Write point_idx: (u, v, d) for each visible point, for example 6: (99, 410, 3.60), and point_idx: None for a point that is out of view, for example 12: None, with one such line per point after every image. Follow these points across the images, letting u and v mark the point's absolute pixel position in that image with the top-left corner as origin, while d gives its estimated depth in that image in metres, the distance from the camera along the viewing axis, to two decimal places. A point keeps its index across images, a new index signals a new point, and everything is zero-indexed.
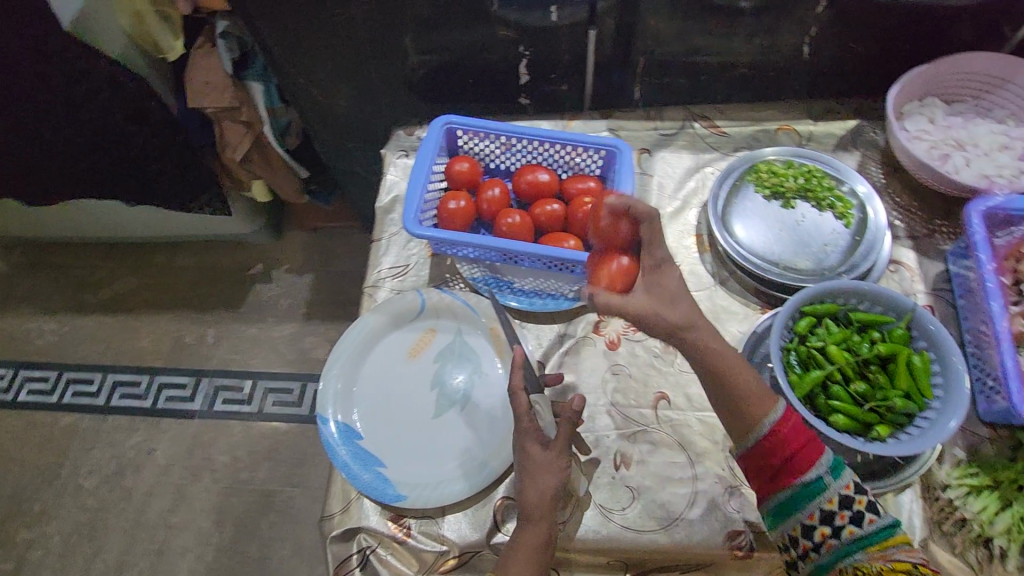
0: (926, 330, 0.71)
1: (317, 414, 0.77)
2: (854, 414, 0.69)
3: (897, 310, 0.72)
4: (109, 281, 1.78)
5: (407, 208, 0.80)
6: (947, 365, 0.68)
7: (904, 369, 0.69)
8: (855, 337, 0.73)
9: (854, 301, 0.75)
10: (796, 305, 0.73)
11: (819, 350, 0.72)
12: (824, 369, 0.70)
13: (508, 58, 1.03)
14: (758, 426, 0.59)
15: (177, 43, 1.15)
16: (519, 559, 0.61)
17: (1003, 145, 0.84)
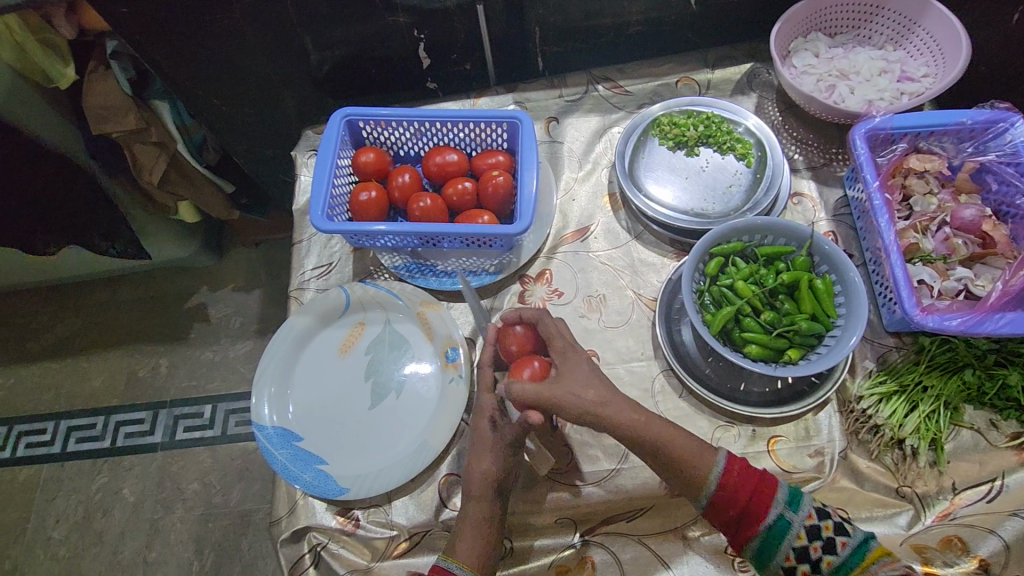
0: (826, 254, 0.74)
1: (253, 423, 0.77)
2: (767, 343, 0.72)
3: (798, 238, 0.75)
4: (48, 326, 1.72)
5: (314, 204, 0.79)
6: (847, 284, 0.72)
7: (808, 294, 0.72)
8: (762, 270, 0.76)
9: (759, 237, 0.77)
10: (703, 248, 0.75)
11: (729, 287, 0.75)
12: (735, 304, 0.73)
13: (407, 43, 1.02)
14: (705, 483, 0.61)
15: (67, 70, 1.11)
16: (466, 534, 0.66)
17: (882, 69, 0.87)
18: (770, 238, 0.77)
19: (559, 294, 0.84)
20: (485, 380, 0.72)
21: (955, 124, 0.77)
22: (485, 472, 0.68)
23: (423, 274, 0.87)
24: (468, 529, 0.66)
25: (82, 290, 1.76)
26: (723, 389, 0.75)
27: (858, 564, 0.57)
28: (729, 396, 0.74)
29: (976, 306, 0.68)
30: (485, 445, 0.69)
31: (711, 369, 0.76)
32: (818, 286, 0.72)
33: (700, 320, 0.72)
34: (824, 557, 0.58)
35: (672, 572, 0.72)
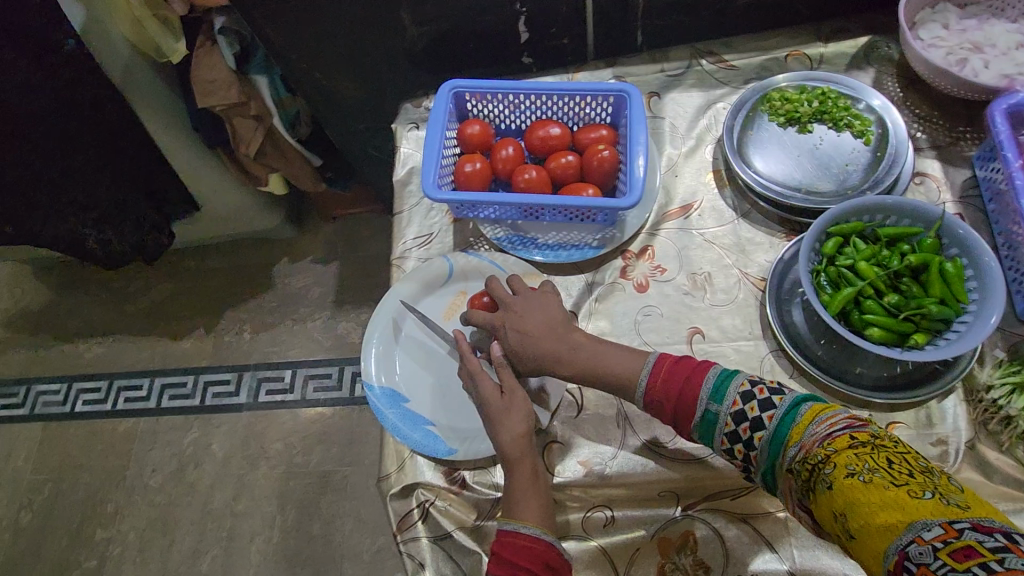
0: (958, 237, 0.71)
1: (363, 382, 0.81)
2: (890, 327, 0.69)
3: (926, 219, 0.72)
4: (144, 290, 1.84)
5: (425, 173, 0.81)
6: (981, 268, 0.68)
7: (938, 277, 0.69)
8: (885, 252, 0.73)
9: (881, 217, 0.74)
10: (822, 226, 0.73)
11: (849, 268, 0.72)
12: (857, 285, 0.71)
13: (506, 17, 1.02)
14: (638, 385, 0.68)
15: (178, 44, 1.16)
16: (523, 499, 0.66)
17: (1021, 43, 0.82)
18: (893, 219, 0.74)
19: (662, 270, 0.83)
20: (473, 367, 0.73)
21: None
22: (515, 433, 0.69)
23: (524, 246, 0.88)
24: (526, 492, 0.67)
25: (174, 258, 1.86)
26: (838, 372, 0.73)
27: (787, 433, 0.59)
28: (844, 379, 0.72)
29: None
30: (504, 411, 0.70)
31: (824, 351, 0.74)
32: (948, 269, 0.69)
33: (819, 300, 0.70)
34: (754, 434, 0.61)
35: (777, 554, 0.71)
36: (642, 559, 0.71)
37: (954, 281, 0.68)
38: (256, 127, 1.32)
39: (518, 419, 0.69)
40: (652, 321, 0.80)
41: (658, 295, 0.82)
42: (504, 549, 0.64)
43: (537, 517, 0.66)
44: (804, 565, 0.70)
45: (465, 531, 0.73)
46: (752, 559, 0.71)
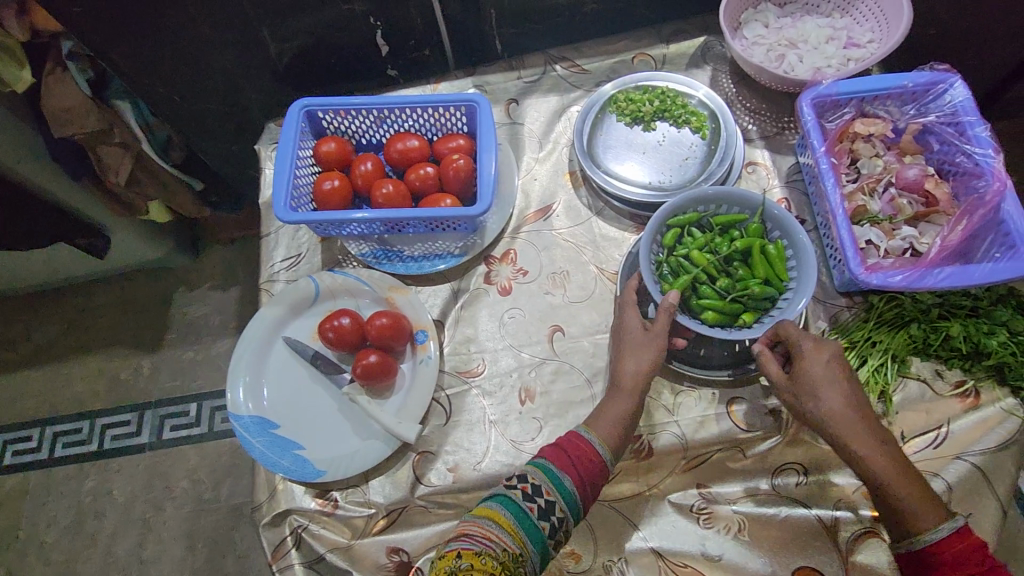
0: (778, 221, 0.76)
1: (230, 414, 0.78)
2: (722, 309, 0.74)
3: (751, 207, 0.77)
4: (26, 334, 1.71)
5: (277, 195, 0.80)
6: (797, 248, 0.74)
7: (761, 260, 0.75)
8: (717, 239, 0.78)
9: (714, 207, 0.79)
10: (662, 219, 0.76)
11: (686, 256, 0.77)
12: (691, 272, 0.75)
13: (363, 32, 1.03)
14: (922, 535, 0.59)
15: (24, 73, 1.08)
16: (603, 419, 0.69)
17: (829, 37, 0.89)
18: (725, 208, 0.79)
19: (524, 272, 0.86)
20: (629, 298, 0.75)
21: (898, 87, 0.78)
22: (639, 368, 0.70)
23: (390, 260, 0.88)
24: (610, 416, 0.69)
25: (57, 297, 1.74)
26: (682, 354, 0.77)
27: None
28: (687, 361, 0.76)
29: (918, 263, 0.71)
30: (641, 345, 0.71)
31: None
32: (770, 252, 0.74)
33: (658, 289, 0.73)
34: None
35: (641, 532, 0.74)
36: None
37: (775, 262, 0.74)
38: (124, 154, 1.25)
39: (646, 358, 0.70)
40: (516, 322, 0.83)
41: (521, 296, 0.85)
42: (569, 444, 0.67)
43: (610, 440, 0.68)
44: (665, 541, 0.74)
45: (339, 553, 0.73)
46: (619, 541, 0.74)
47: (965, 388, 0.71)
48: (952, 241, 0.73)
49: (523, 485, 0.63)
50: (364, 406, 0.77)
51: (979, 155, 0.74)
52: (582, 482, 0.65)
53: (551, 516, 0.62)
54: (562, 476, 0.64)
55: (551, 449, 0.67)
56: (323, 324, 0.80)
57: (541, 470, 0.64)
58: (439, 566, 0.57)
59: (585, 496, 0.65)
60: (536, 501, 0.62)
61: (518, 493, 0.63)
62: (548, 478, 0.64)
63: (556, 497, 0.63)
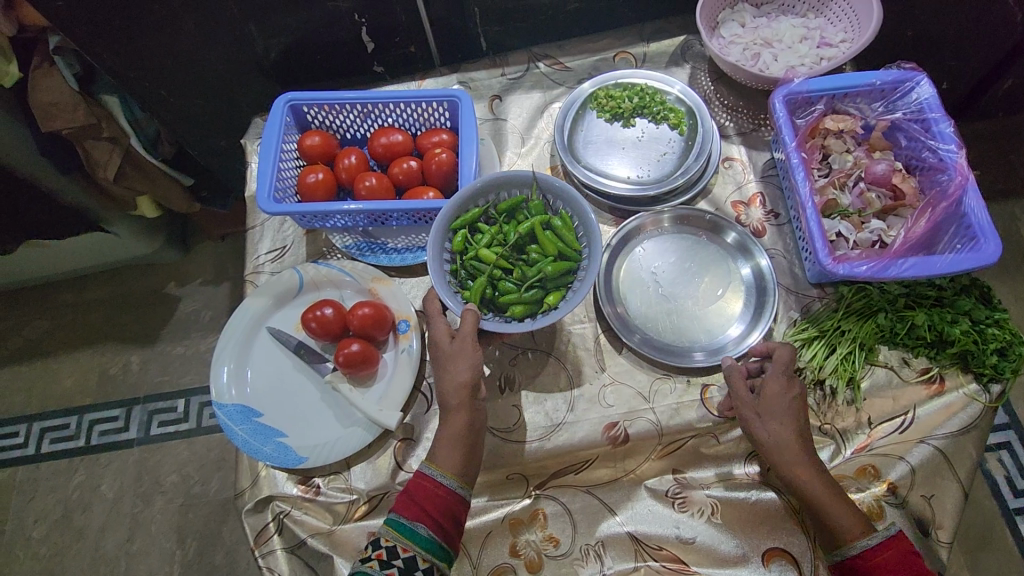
0: (553, 190, 0.76)
1: (213, 402, 0.79)
2: (525, 300, 0.74)
3: (526, 184, 0.77)
4: (14, 330, 1.71)
5: (260, 187, 0.82)
6: (580, 217, 0.74)
7: (547, 238, 0.75)
8: (505, 228, 0.78)
9: (492, 195, 0.78)
10: (444, 222, 0.74)
11: (476, 256, 0.76)
12: (486, 272, 0.74)
13: (350, 28, 1.05)
14: (851, 544, 0.62)
15: (11, 68, 1.10)
16: (443, 446, 0.68)
17: (803, 37, 0.92)
18: (504, 192, 0.78)
19: None
20: (435, 307, 0.73)
21: (867, 84, 0.81)
22: (458, 380, 0.69)
23: (373, 252, 0.89)
24: (449, 438, 0.68)
25: (46, 292, 1.74)
26: (658, 350, 0.79)
27: None
28: (663, 358, 0.78)
29: (883, 254, 0.73)
30: (454, 354, 0.69)
31: (641, 332, 0.80)
32: (555, 226, 0.75)
33: (457, 300, 0.72)
34: None
35: (619, 518, 0.76)
36: (495, 539, 0.76)
37: (562, 236, 0.75)
38: (113, 149, 1.25)
39: (462, 367, 0.69)
40: None
41: None
42: (416, 490, 0.66)
43: (455, 468, 0.67)
44: (641, 525, 0.76)
45: (320, 538, 0.75)
46: (598, 527, 0.76)
47: (931, 375, 0.73)
48: (916, 232, 0.75)
49: (378, 553, 0.63)
50: (346, 394, 0.78)
51: (943, 150, 0.77)
52: (440, 522, 0.65)
53: (416, 570, 0.63)
54: (415, 526, 0.64)
55: (400, 502, 0.66)
56: (307, 314, 0.82)
57: (393, 529, 0.64)
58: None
59: (447, 534, 0.65)
60: (395, 564, 0.62)
61: (374, 563, 0.62)
62: (401, 535, 0.63)
63: (414, 550, 0.63)
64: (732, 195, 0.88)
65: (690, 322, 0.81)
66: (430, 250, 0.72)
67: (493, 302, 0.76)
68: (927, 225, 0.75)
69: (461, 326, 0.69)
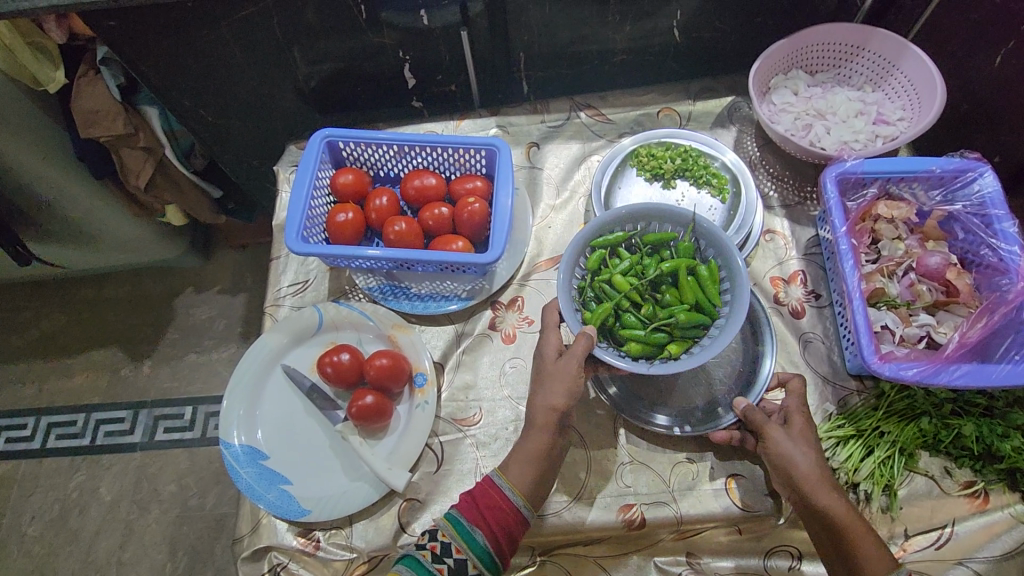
0: (708, 237, 0.74)
1: (220, 439, 0.77)
2: (645, 339, 0.71)
3: (682, 224, 0.75)
4: (33, 321, 1.72)
5: (289, 226, 0.80)
6: (728, 267, 0.71)
7: (689, 283, 0.72)
8: (645, 261, 0.75)
9: (642, 225, 0.77)
10: (586, 239, 0.73)
11: (608, 281, 0.74)
12: (615, 300, 0.72)
13: (393, 63, 1.04)
14: None
15: (57, 74, 1.10)
16: (517, 463, 0.65)
17: (859, 111, 0.89)
18: (653, 225, 0.77)
19: (530, 323, 0.85)
20: (552, 318, 0.71)
21: (926, 171, 0.77)
22: (550, 403, 0.66)
23: (396, 297, 0.87)
24: (523, 456, 0.66)
25: (68, 286, 1.75)
26: (634, 406, 0.77)
27: None
28: (634, 418, 0.77)
29: (934, 356, 0.69)
30: (553, 374, 0.67)
31: (617, 387, 0.79)
32: (701, 274, 0.72)
33: (577, 319, 0.70)
34: None
35: None
36: None
37: (707, 285, 0.71)
38: (146, 159, 1.26)
39: (558, 391, 0.66)
40: (516, 371, 0.82)
41: (523, 346, 0.84)
42: (482, 496, 0.64)
43: (525, 486, 0.65)
44: None
45: None
46: None
47: (974, 489, 0.69)
48: (970, 337, 0.71)
49: (433, 545, 0.61)
50: (355, 446, 0.76)
51: (1005, 250, 0.73)
52: (497, 536, 0.62)
53: None
54: (474, 531, 0.61)
55: (464, 500, 0.64)
56: (324, 357, 0.80)
57: (451, 525, 0.61)
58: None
59: (500, 549, 0.62)
60: (446, 562, 0.60)
61: (428, 554, 0.60)
62: (459, 534, 0.61)
63: (467, 554, 0.60)
64: (772, 270, 0.85)
65: (679, 384, 0.78)
66: (564, 260, 0.71)
67: (611, 332, 0.74)
68: (982, 331, 0.71)
69: (572, 345, 0.67)
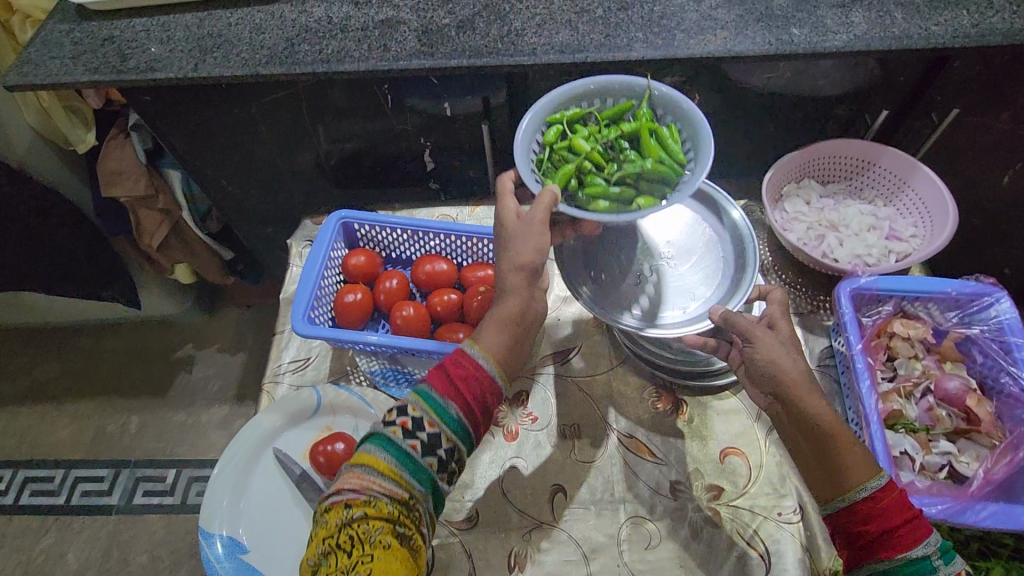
0: (665, 103, 0.72)
1: (200, 528, 0.73)
2: (612, 201, 0.71)
3: (637, 92, 0.73)
4: (28, 368, 1.69)
5: (296, 307, 0.79)
6: (690, 129, 0.70)
7: (651, 144, 0.70)
8: (603, 130, 0.73)
9: (598, 101, 0.74)
10: (538, 117, 0.72)
11: (567, 148, 0.72)
12: (575, 163, 0.71)
13: (413, 147, 1.07)
14: (856, 489, 0.54)
15: (88, 135, 1.15)
16: (492, 327, 0.59)
17: (871, 226, 0.90)
18: (609, 100, 0.75)
19: (534, 419, 0.82)
20: (507, 187, 0.65)
21: (942, 292, 0.76)
22: (518, 261, 0.60)
23: (398, 383, 0.87)
24: (496, 319, 0.59)
25: (68, 335, 1.74)
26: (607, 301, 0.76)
27: None
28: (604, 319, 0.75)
29: (958, 492, 0.65)
30: (517, 234, 0.61)
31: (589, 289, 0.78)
32: (663, 134, 0.70)
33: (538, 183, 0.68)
34: None
35: None
36: None
37: (667, 144, 0.70)
38: (163, 220, 1.28)
39: (527, 246, 0.60)
40: (515, 474, 0.78)
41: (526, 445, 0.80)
42: (452, 365, 0.57)
43: (497, 352, 0.58)
44: None
45: None
46: None
47: None
48: (995, 474, 0.67)
49: (403, 421, 0.54)
50: None
51: None
52: (471, 405, 0.56)
53: (437, 450, 0.54)
54: (447, 404, 0.55)
55: (432, 372, 0.57)
56: (318, 446, 0.77)
57: (422, 399, 0.55)
58: (326, 527, 0.52)
59: (476, 420, 0.57)
60: (419, 437, 0.54)
61: (397, 431, 0.54)
62: (429, 407, 0.55)
63: (440, 428, 0.54)
64: None
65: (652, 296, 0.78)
66: (518, 141, 0.70)
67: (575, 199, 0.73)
68: (1007, 467, 0.68)
69: (533, 208, 0.62)
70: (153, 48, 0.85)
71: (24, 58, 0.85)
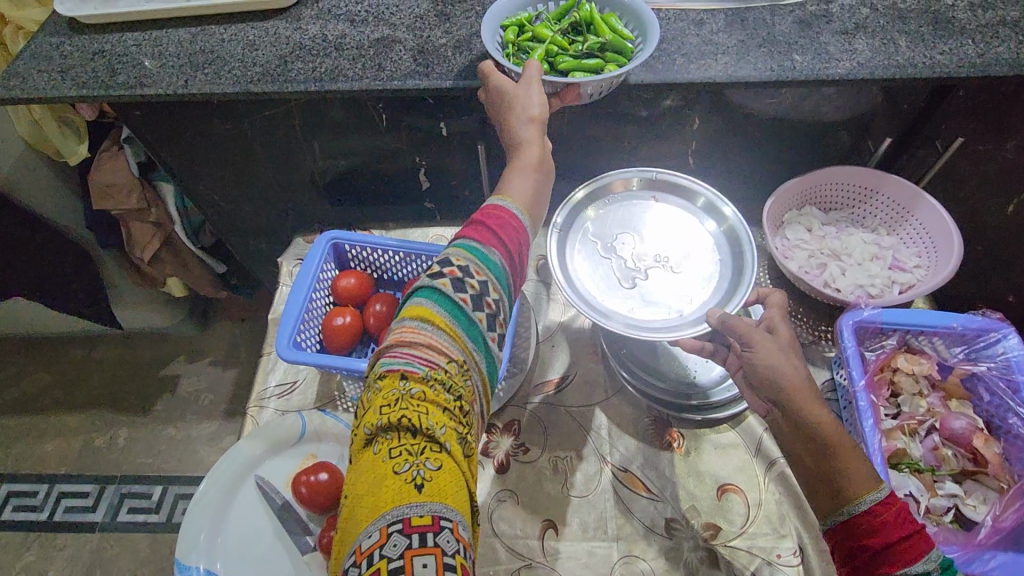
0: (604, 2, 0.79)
1: (176, 561, 0.69)
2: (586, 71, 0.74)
3: None
4: (16, 379, 1.67)
5: (281, 332, 0.76)
6: (629, 13, 0.77)
7: (602, 24, 0.76)
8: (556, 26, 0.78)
9: (541, 9, 0.80)
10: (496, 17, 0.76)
11: (530, 40, 0.75)
12: (543, 45, 0.74)
13: (409, 166, 1.05)
14: (855, 501, 0.52)
15: (80, 148, 1.13)
16: (517, 168, 0.57)
17: (874, 255, 0.88)
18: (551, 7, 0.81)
19: (525, 450, 0.79)
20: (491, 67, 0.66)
21: (946, 327, 0.74)
22: (526, 116, 0.60)
23: None
24: (518, 167, 0.57)
25: (58, 346, 1.72)
26: (593, 291, 0.72)
27: None
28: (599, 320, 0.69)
29: (964, 541, 0.64)
30: (515, 95, 0.62)
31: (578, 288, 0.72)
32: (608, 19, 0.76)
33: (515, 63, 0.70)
34: None
35: None
36: None
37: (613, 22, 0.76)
38: (155, 232, 1.26)
39: (533, 97, 0.61)
40: (505, 508, 0.75)
41: (516, 477, 0.77)
42: (487, 219, 0.52)
43: (525, 201, 0.55)
44: None
45: None
46: None
47: None
48: (1005, 522, 0.64)
49: (449, 271, 0.48)
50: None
51: None
52: (511, 254, 0.52)
53: (486, 300, 0.48)
54: (491, 253, 0.50)
55: (466, 227, 0.52)
56: (301, 476, 0.75)
57: (465, 251, 0.49)
58: (377, 396, 0.43)
59: (514, 273, 0.52)
60: (469, 284, 0.48)
61: (447, 281, 0.47)
62: (475, 256, 0.49)
63: (488, 276, 0.49)
64: None
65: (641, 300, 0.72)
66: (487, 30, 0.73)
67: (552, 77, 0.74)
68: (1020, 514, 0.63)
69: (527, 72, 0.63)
70: (143, 64, 0.84)
71: (13, 71, 0.84)
